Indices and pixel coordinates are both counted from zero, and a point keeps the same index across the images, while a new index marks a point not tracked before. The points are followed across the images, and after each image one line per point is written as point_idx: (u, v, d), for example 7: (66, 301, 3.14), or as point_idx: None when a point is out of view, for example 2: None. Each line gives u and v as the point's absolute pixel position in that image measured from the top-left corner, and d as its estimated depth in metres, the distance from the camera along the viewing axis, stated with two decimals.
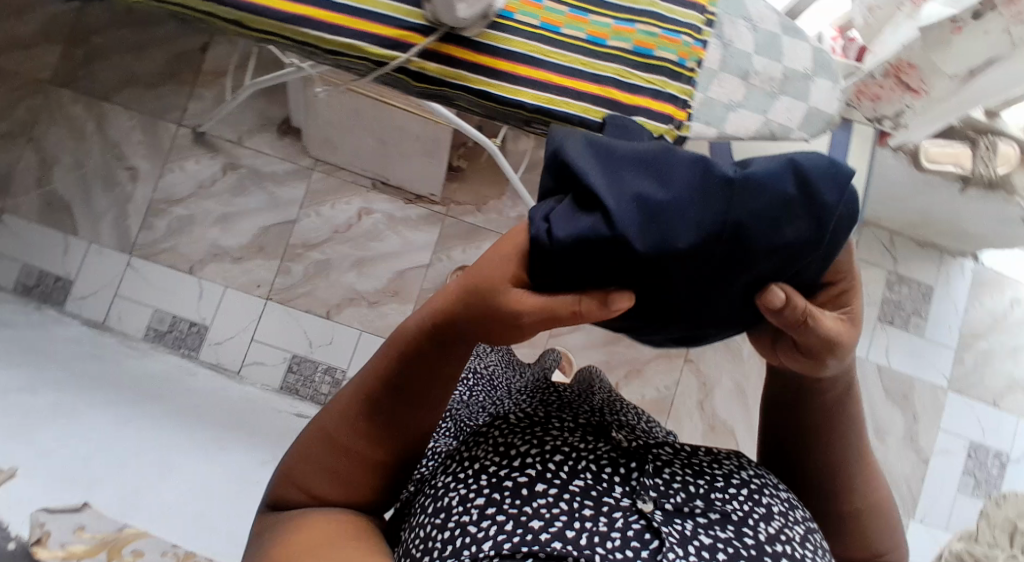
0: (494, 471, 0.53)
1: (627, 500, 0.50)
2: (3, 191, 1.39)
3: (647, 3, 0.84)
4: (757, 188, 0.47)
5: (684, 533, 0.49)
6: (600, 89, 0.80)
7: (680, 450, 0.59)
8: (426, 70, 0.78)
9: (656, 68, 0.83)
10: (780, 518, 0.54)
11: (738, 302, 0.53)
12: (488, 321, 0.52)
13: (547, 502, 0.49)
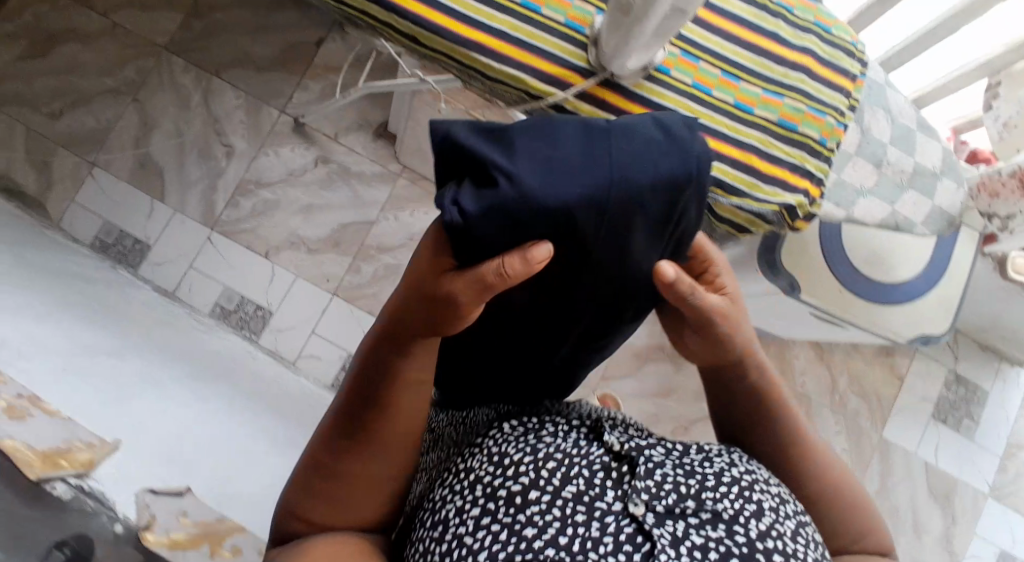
0: (488, 482, 0.56)
1: (619, 504, 0.54)
2: (98, 144, 1.43)
3: (797, 78, 0.81)
4: (626, 143, 0.54)
5: (676, 534, 0.52)
6: (739, 154, 0.78)
7: (673, 451, 0.61)
8: (578, 110, 0.78)
9: (798, 143, 0.80)
10: (772, 514, 0.55)
11: (649, 247, 0.58)
12: (425, 301, 0.55)
13: (540, 509, 0.53)
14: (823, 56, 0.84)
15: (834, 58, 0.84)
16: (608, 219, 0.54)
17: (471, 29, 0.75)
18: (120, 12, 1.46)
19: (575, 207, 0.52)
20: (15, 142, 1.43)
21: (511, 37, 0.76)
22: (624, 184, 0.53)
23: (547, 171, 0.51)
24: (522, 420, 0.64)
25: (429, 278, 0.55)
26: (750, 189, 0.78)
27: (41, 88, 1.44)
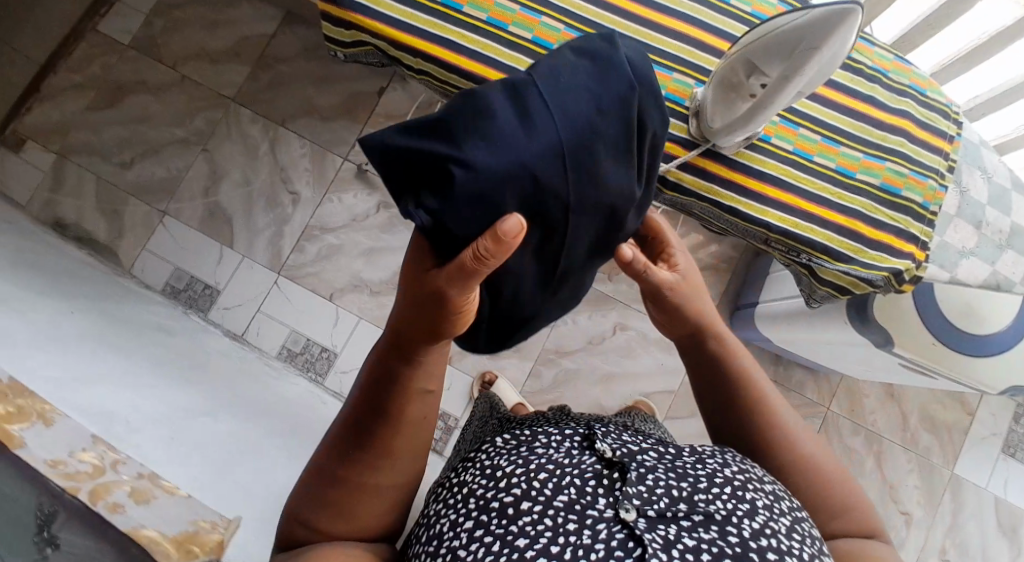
0: (481, 495, 0.62)
1: (610, 511, 0.59)
2: (169, 193, 1.48)
3: (896, 142, 0.84)
4: (553, 83, 0.55)
5: (668, 537, 0.58)
6: (845, 221, 0.81)
7: (664, 455, 0.66)
8: (680, 180, 0.80)
9: (901, 207, 0.83)
10: (765, 512, 0.61)
11: (615, 168, 0.58)
12: (416, 297, 0.59)
13: (532, 519, 0.59)
14: (918, 118, 0.86)
15: (929, 119, 0.87)
16: (582, 170, 0.56)
17: (434, 46, 0.81)
18: (189, 64, 1.51)
19: (542, 174, 0.54)
20: (86, 191, 1.46)
21: (468, 50, 0.82)
22: (568, 119, 0.54)
23: (503, 147, 0.52)
24: (517, 435, 0.70)
25: (418, 283, 0.59)
26: (857, 254, 0.81)
27: (111, 138, 1.48)
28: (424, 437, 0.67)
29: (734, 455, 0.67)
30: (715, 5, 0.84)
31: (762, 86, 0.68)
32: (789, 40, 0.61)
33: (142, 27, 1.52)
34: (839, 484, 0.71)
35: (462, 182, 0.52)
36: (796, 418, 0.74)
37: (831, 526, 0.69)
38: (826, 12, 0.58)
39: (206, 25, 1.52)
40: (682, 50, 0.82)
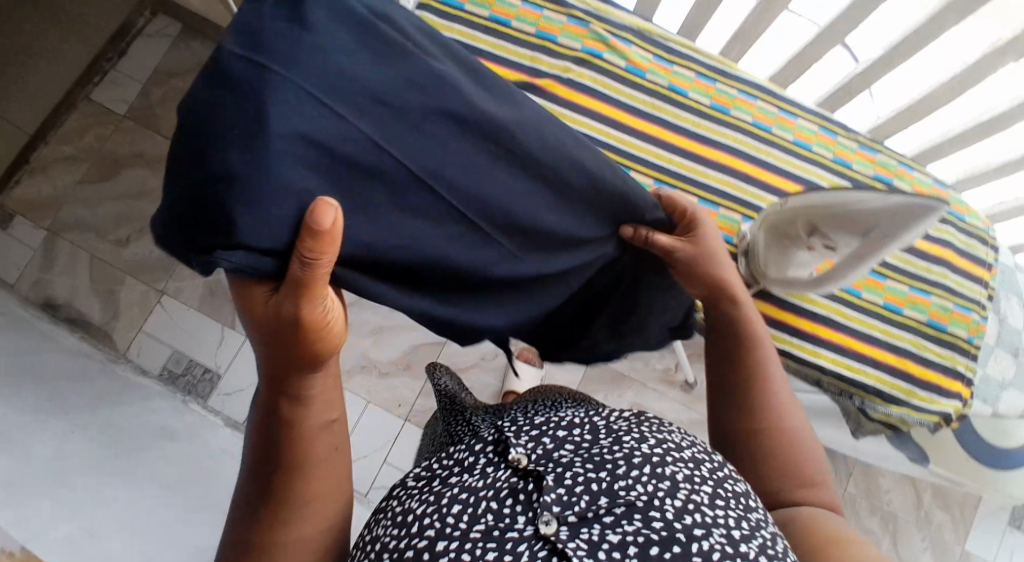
0: (393, 545, 0.54)
1: (529, 527, 0.52)
2: (167, 273, 1.42)
3: (939, 274, 0.83)
4: (259, 46, 0.49)
5: (592, 539, 0.51)
6: (898, 361, 0.81)
7: (581, 442, 0.58)
8: None
9: (948, 342, 0.82)
10: (686, 485, 0.55)
11: (401, 90, 0.53)
12: (266, 333, 0.53)
13: (451, 556, 0.51)
14: (961, 247, 0.85)
15: (971, 247, 0.86)
16: (400, 106, 0.54)
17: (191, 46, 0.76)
18: None
19: (310, 131, 0.50)
20: (79, 270, 1.40)
21: None
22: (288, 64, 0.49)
23: (276, 168, 0.49)
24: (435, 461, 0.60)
25: (261, 317, 0.52)
26: (908, 396, 0.81)
27: (106, 214, 1.43)
28: (342, 463, 0.59)
29: (651, 426, 0.60)
30: (759, 135, 0.84)
31: (824, 247, 0.69)
32: (871, 220, 0.63)
33: (139, 97, 1.48)
34: (798, 455, 0.65)
35: (248, 215, 0.48)
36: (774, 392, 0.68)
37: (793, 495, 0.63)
38: (913, 204, 0.60)
39: None
40: (725, 183, 0.82)
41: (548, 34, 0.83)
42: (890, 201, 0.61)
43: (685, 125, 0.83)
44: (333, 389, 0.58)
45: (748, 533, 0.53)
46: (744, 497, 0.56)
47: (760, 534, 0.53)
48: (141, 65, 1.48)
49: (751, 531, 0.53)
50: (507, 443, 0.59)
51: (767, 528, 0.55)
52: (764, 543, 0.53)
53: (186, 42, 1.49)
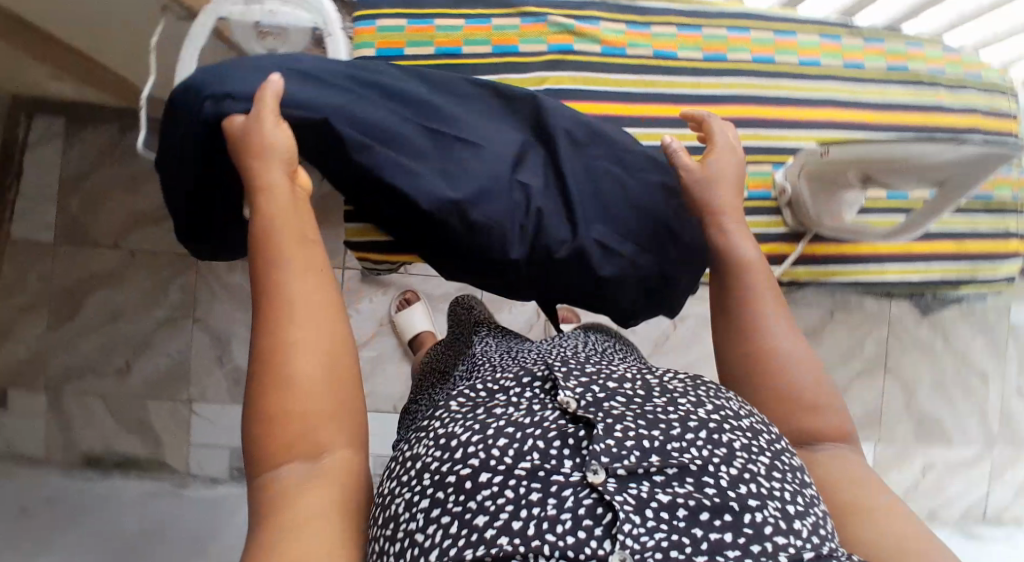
0: (435, 469, 0.47)
1: (577, 474, 0.45)
2: (184, 380, 1.37)
3: None
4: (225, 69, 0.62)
5: (641, 496, 0.44)
6: (955, 247, 0.84)
7: (633, 396, 0.51)
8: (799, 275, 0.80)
9: (997, 208, 0.86)
10: (743, 454, 0.49)
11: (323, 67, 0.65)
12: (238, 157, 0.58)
13: (492, 493, 0.44)
14: (948, 105, 0.87)
15: (960, 101, 0.88)
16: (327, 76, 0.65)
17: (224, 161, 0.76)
18: (133, 236, 1.37)
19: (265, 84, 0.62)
20: (98, 415, 1.34)
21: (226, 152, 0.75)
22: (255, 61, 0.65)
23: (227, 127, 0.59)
24: (469, 392, 0.54)
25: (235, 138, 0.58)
26: (973, 274, 0.85)
27: (94, 348, 1.35)
28: (339, 306, 0.55)
29: (709, 390, 0.54)
30: (764, 70, 0.82)
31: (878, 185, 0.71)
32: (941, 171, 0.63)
33: (59, 214, 1.35)
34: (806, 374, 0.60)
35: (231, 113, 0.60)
36: (753, 317, 0.63)
37: (810, 424, 0.58)
38: (986, 156, 0.60)
39: (122, 184, 1.36)
40: (765, 137, 0.79)
41: (506, 47, 0.77)
42: (959, 155, 0.61)
43: (683, 91, 0.79)
44: (301, 217, 0.57)
45: (802, 510, 0.47)
46: (799, 472, 0.51)
47: (812, 512, 0.48)
48: (44, 181, 1.34)
49: (805, 508, 0.48)
50: (555, 382, 0.51)
51: (820, 505, 0.50)
52: (817, 521, 0.48)
53: (76, 138, 1.35)
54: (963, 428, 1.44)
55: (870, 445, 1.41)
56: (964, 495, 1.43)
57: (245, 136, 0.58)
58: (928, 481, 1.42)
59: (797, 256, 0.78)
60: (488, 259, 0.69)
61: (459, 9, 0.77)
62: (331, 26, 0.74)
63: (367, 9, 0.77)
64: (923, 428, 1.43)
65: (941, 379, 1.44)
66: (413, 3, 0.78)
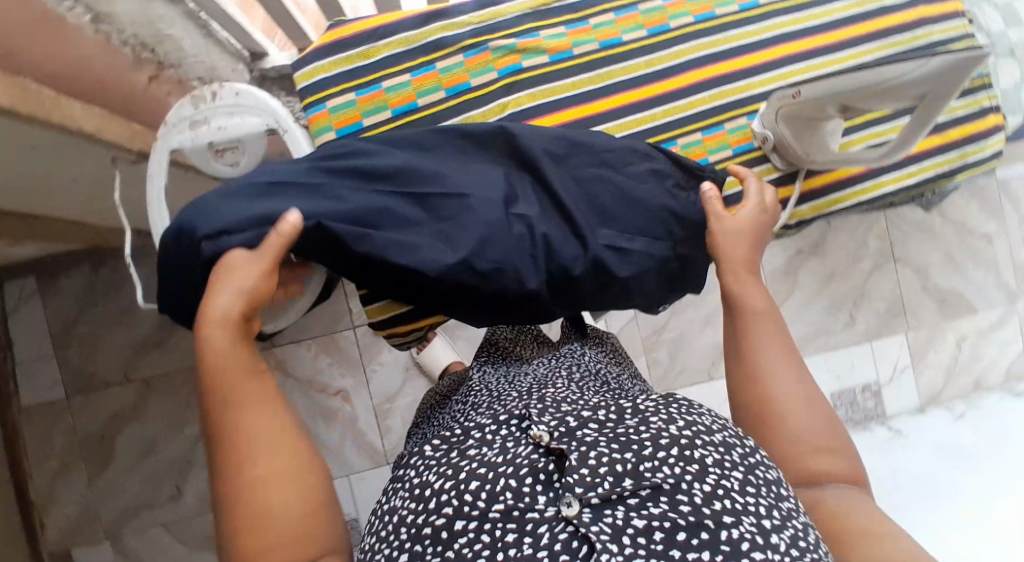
0: (412, 522, 0.51)
1: (552, 509, 0.48)
2: None
3: (926, 35, 0.84)
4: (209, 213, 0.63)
5: (617, 524, 0.47)
6: (939, 137, 0.81)
7: (605, 422, 0.55)
8: (801, 214, 0.80)
9: (972, 88, 0.83)
10: (715, 472, 0.51)
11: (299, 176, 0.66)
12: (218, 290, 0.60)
13: (468, 539, 0.48)
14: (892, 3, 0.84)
15: None
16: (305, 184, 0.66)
17: None
18: (141, 366, 1.36)
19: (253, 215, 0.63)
20: (168, 544, 1.36)
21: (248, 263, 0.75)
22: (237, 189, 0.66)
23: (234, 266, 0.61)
24: (445, 436, 0.57)
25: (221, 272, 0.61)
26: (967, 160, 0.83)
27: (141, 483, 1.36)
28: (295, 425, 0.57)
29: (680, 407, 0.57)
30: (707, 28, 0.80)
31: (857, 110, 0.69)
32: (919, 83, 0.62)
33: (62, 369, 1.34)
34: (808, 419, 0.62)
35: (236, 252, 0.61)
36: (759, 367, 0.65)
37: (813, 465, 0.61)
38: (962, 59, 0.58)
39: (111, 320, 1.35)
40: (723, 95, 0.78)
41: (459, 87, 0.76)
42: (934, 64, 0.59)
43: (642, 72, 0.78)
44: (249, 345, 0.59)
45: (780, 524, 0.50)
46: (774, 485, 0.53)
47: (791, 524, 0.50)
48: (36, 341, 1.33)
49: (782, 521, 0.50)
50: (530, 420, 0.55)
51: (799, 518, 0.52)
52: (796, 533, 0.50)
53: (50, 290, 1.33)
54: (983, 292, 1.47)
55: (901, 337, 1.45)
56: (999, 356, 1.48)
57: (230, 264, 0.60)
58: (965, 353, 1.47)
59: (797, 196, 0.78)
60: (507, 299, 0.69)
61: (399, 66, 0.76)
62: (285, 122, 0.74)
63: (313, 95, 0.75)
64: (945, 304, 1.46)
65: (951, 253, 1.45)
66: (350, 70, 0.76)
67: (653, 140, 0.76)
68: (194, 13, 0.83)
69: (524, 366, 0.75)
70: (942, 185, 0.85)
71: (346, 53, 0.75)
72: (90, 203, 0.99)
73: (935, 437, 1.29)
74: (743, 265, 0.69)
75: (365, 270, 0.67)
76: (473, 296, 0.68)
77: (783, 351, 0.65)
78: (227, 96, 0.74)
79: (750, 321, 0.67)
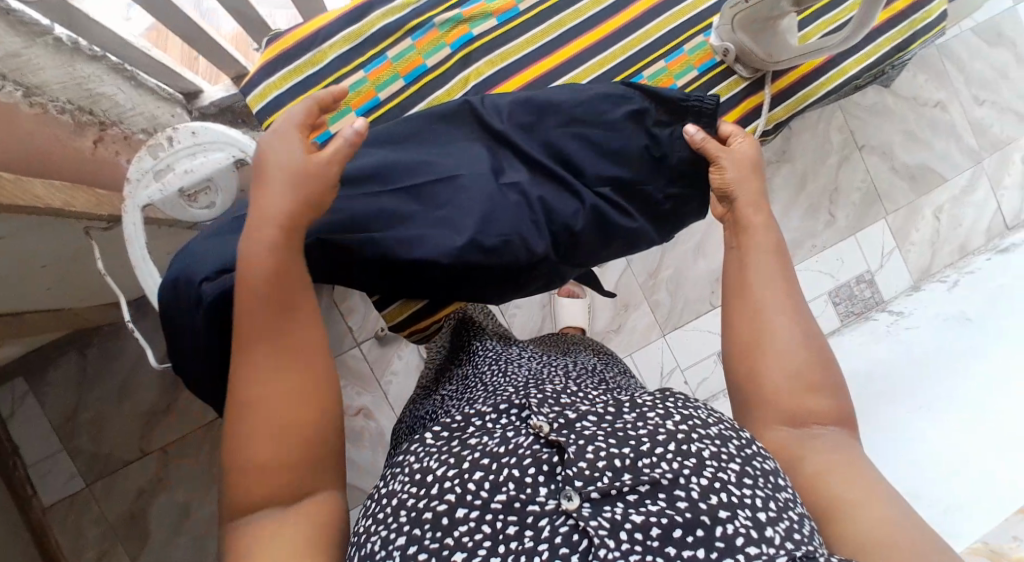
0: (413, 506, 0.51)
1: (553, 502, 0.49)
2: None
3: None
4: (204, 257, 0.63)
5: (615, 519, 0.48)
6: (889, 11, 0.83)
7: (604, 415, 0.55)
8: (776, 117, 0.81)
9: None
10: (712, 464, 0.52)
11: None
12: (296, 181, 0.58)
13: (470, 528, 0.49)
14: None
15: None
16: None
17: None
18: (155, 436, 1.33)
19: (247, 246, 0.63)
20: None
21: None
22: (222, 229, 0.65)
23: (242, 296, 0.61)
24: (447, 422, 0.58)
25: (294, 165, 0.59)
26: (919, 27, 0.84)
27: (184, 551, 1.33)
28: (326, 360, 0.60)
29: (676, 402, 0.58)
30: None
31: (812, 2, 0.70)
32: None
33: (76, 459, 1.31)
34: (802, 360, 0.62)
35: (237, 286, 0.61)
36: (758, 301, 0.66)
37: (804, 407, 0.61)
38: None
39: (113, 396, 1.32)
40: (677, 16, 0.78)
41: (416, 71, 0.75)
42: None
43: (590, 15, 0.78)
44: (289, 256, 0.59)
45: (775, 517, 0.51)
46: (771, 476, 0.54)
47: (786, 517, 0.51)
48: (42, 437, 1.29)
49: (778, 514, 0.51)
50: (529, 409, 0.56)
51: (796, 510, 0.53)
52: (791, 526, 0.51)
53: (44, 383, 1.29)
54: (949, 160, 1.51)
55: (882, 222, 1.48)
56: (977, 217, 1.52)
57: (275, 152, 0.59)
58: (944, 224, 1.51)
59: (769, 101, 0.79)
60: (516, 272, 0.70)
61: (351, 64, 0.74)
62: (251, 148, 0.72)
63: (271, 114, 0.74)
64: (915, 180, 1.49)
65: (910, 129, 1.48)
66: (305, 81, 0.74)
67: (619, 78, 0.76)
68: (117, 66, 0.86)
69: (513, 352, 0.76)
70: (900, 57, 0.87)
71: (294, 64, 0.73)
72: (66, 283, 0.96)
73: (936, 309, 1.33)
74: (758, 197, 0.71)
75: (376, 270, 0.68)
76: (482, 276, 0.68)
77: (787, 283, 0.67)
78: (184, 137, 0.71)
79: (755, 256, 0.68)
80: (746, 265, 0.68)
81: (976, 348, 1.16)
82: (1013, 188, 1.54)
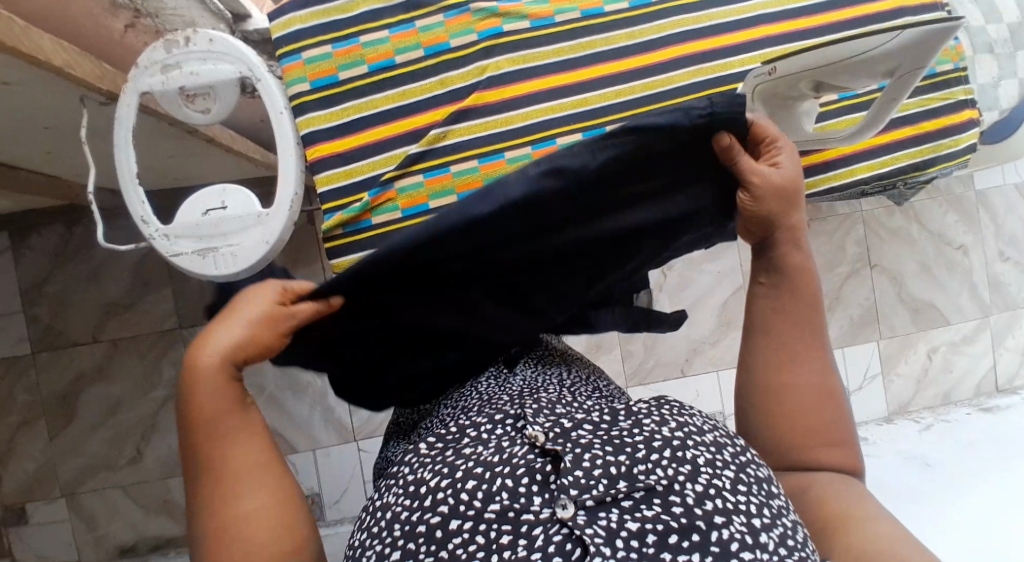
0: (405, 519, 0.50)
1: (547, 510, 0.48)
2: None
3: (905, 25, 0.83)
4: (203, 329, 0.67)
5: (611, 525, 0.47)
6: (914, 128, 0.82)
7: (599, 423, 0.54)
8: None
9: (944, 82, 0.84)
10: (707, 470, 0.51)
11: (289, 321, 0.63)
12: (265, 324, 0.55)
13: (464, 540, 0.48)
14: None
15: None
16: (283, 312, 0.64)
17: (341, 142, 0.75)
18: (109, 327, 1.35)
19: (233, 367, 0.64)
20: (123, 507, 1.36)
21: (329, 132, 0.75)
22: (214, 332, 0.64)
23: None
24: (440, 432, 0.57)
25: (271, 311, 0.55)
26: (937, 153, 0.83)
27: (102, 445, 1.35)
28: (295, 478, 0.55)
29: (672, 408, 0.56)
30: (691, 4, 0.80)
31: (831, 90, 0.70)
32: (888, 60, 0.64)
33: (31, 326, 1.33)
34: (816, 414, 0.60)
35: None
36: (793, 343, 0.62)
37: (823, 456, 0.60)
38: (931, 34, 0.61)
39: (83, 278, 1.34)
40: (705, 71, 0.78)
41: (438, 47, 0.76)
42: (905, 38, 0.62)
43: (623, 44, 0.78)
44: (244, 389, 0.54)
45: (769, 523, 0.50)
46: (766, 484, 0.53)
47: (780, 523, 0.50)
48: (7, 294, 1.32)
49: (772, 520, 0.50)
50: (524, 417, 0.55)
51: (789, 516, 0.52)
52: (784, 533, 0.50)
53: (25, 245, 1.32)
54: (957, 305, 1.48)
55: (873, 345, 1.45)
56: (969, 370, 1.48)
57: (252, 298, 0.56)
58: (935, 365, 1.47)
59: None
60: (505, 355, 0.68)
61: (380, 21, 0.75)
62: (258, 71, 0.72)
63: (288, 45, 0.75)
64: (919, 314, 1.46)
65: (926, 263, 1.46)
66: (331, 23, 0.75)
67: (630, 113, 0.76)
68: None
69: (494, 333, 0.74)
70: (915, 177, 0.86)
71: (324, 5, 0.75)
72: (64, 151, 0.98)
73: (901, 446, 1.30)
74: (801, 229, 0.63)
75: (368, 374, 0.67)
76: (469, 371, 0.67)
77: (817, 324, 0.62)
78: (199, 42, 0.72)
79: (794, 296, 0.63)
80: (783, 307, 0.62)
81: (917, 493, 1.13)
82: (1014, 351, 1.50)
